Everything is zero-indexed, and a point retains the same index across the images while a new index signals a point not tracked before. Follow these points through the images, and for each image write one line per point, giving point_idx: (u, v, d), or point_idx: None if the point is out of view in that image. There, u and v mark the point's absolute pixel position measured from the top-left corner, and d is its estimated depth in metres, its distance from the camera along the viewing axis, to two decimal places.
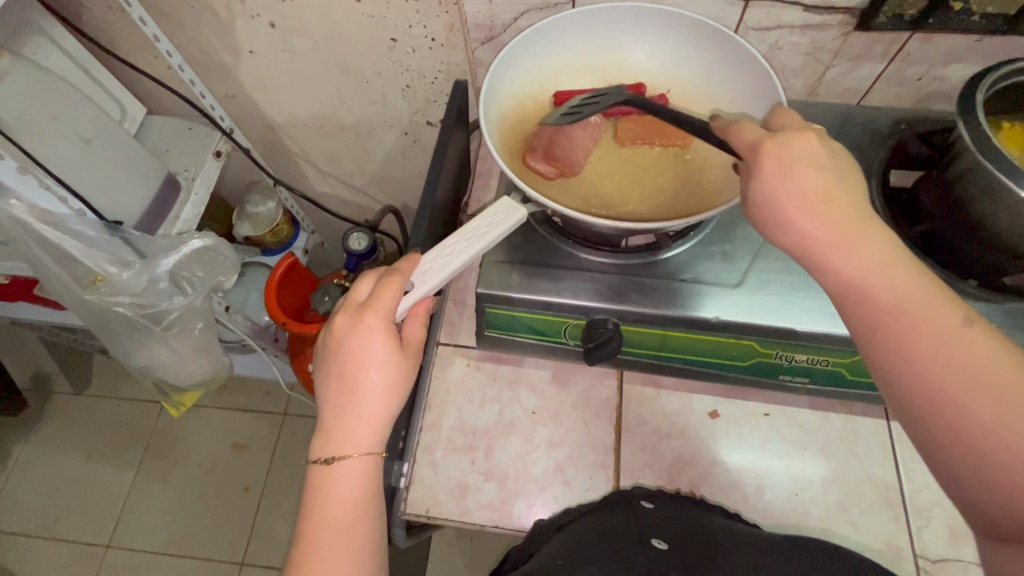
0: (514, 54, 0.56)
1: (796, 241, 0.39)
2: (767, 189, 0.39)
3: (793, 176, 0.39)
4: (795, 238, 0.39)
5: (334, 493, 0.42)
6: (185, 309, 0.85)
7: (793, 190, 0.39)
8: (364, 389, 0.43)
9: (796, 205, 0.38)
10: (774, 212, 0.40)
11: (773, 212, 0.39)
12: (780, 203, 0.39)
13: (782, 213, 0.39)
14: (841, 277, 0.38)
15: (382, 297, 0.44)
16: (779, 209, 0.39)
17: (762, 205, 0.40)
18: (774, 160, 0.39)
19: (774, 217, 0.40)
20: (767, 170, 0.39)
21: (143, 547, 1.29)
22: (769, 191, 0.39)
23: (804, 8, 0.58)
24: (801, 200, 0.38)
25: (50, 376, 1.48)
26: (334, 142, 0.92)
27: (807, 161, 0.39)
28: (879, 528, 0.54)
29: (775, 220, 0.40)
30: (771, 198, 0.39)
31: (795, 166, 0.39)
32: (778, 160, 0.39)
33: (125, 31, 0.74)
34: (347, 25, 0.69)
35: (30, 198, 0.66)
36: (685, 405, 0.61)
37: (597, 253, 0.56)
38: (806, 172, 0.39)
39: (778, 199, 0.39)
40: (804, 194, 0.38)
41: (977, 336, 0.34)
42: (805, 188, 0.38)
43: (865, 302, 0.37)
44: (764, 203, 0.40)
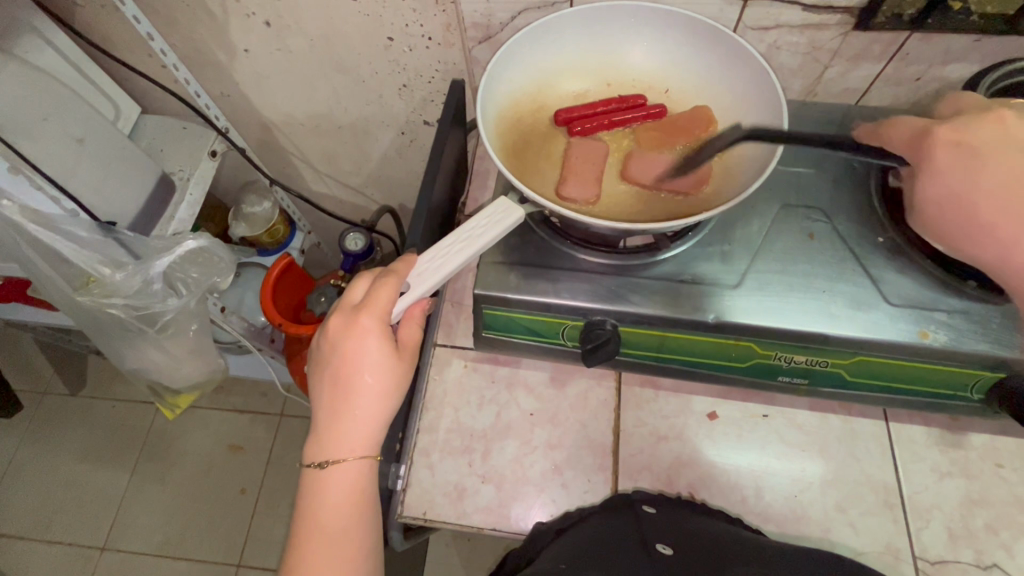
0: (512, 53, 0.56)
1: (986, 233, 0.43)
2: (933, 181, 0.46)
3: (977, 167, 0.43)
4: (975, 222, 0.43)
5: (328, 497, 0.41)
6: (179, 310, 0.84)
7: (974, 177, 0.43)
8: (359, 392, 0.43)
9: (989, 196, 0.42)
10: (953, 195, 0.44)
11: (960, 203, 0.44)
12: (958, 192, 0.44)
13: (959, 198, 0.44)
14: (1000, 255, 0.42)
15: (377, 299, 0.44)
16: (962, 201, 0.44)
17: (937, 186, 0.46)
18: (949, 146, 0.45)
19: (961, 206, 0.44)
20: (953, 164, 0.44)
21: (138, 549, 1.28)
22: (940, 181, 0.45)
23: (803, 7, 0.58)
24: (979, 188, 0.43)
25: (44, 377, 1.47)
26: (331, 142, 0.91)
27: (1000, 145, 0.43)
28: (878, 530, 0.54)
29: (956, 203, 0.44)
30: (952, 186, 0.44)
31: (979, 156, 0.44)
32: (955, 147, 0.45)
33: (119, 30, 0.73)
34: (343, 24, 0.69)
35: (21, 199, 0.65)
36: (684, 407, 0.60)
37: (595, 254, 0.56)
38: (1001, 162, 0.43)
39: (947, 184, 0.45)
40: (963, 187, 0.44)
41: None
42: (987, 181, 0.43)
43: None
44: (951, 191, 0.44)
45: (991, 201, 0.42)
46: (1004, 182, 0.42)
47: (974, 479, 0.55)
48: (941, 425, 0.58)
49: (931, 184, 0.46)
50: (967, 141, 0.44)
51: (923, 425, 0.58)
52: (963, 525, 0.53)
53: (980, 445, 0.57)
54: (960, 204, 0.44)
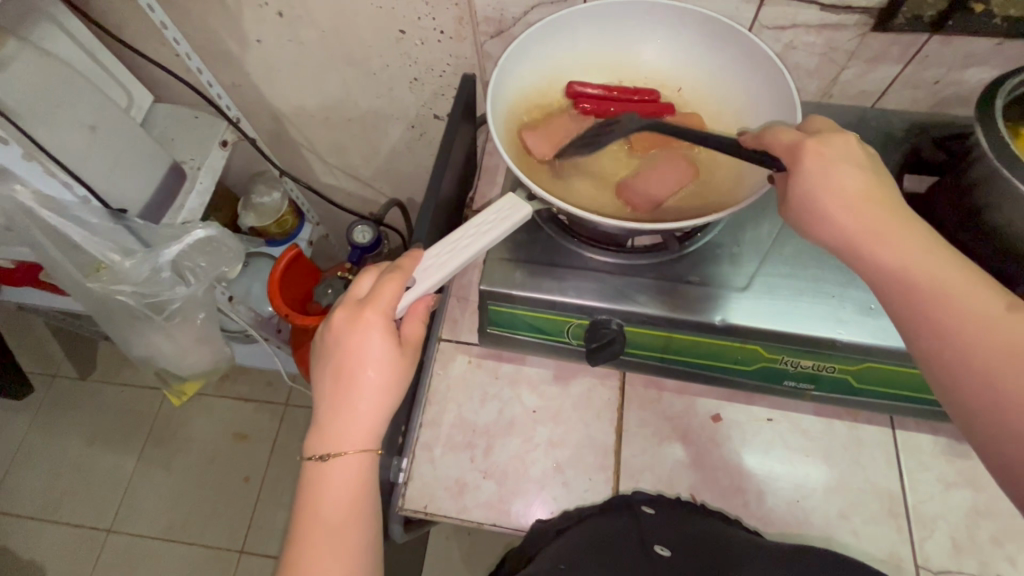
0: (523, 48, 0.56)
1: (828, 229, 0.40)
2: (798, 190, 0.41)
3: (824, 171, 0.40)
4: (832, 238, 0.40)
5: (329, 490, 0.42)
6: (187, 298, 0.85)
7: (829, 190, 0.40)
8: (361, 386, 0.43)
9: (830, 200, 0.40)
10: (810, 205, 0.41)
11: (813, 205, 0.41)
12: (820, 198, 0.40)
13: (813, 205, 0.41)
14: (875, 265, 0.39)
15: (382, 294, 0.44)
16: (814, 203, 0.41)
17: (800, 200, 0.41)
18: (813, 155, 0.41)
19: (810, 207, 0.41)
20: (807, 167, 0.41)
21: (144, 533, 1.29)
22: (806, 183, 0.41)
23: (821, 7, 0.57)
24: (839, 200, 0.40)
25: (55, 360, 1.48)
26: (341, 134, 0.91)
27: (841, 159, 0.41)
28: (880, 538, 0.53)
29: (811, 219, 0.41)
30: (810, 192, 0.41)
31: (829, 163, 0.40)
32: (817, 155, 0.41)
33: (133, 18, 0.73)
34: (355, 16, 0.69)
35: (34, 184, 0.64)
36: (689, 408, 0.60)
37: (603, 252, 0.55)
38: (837, 169, 0.40)
39: (817, 187, 0.41)
40: (831, 185, 0.40)
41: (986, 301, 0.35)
42: (839, 182, 0.40)
43: (919, 301, 0.37)
44: (804, 198, 0.41)
45: (851, 211, 0.39)
46: (845, 189, 0.40)
47: (981, 490, 0.55)
48: (950, 434, 0.57)
49: (798, 185, 0.41)
50: (824, 147, 0.41)
51: (931, 434, 0.57)
52: (968, 537, 0.53)
53: None
54: (806, 208, 0.41)
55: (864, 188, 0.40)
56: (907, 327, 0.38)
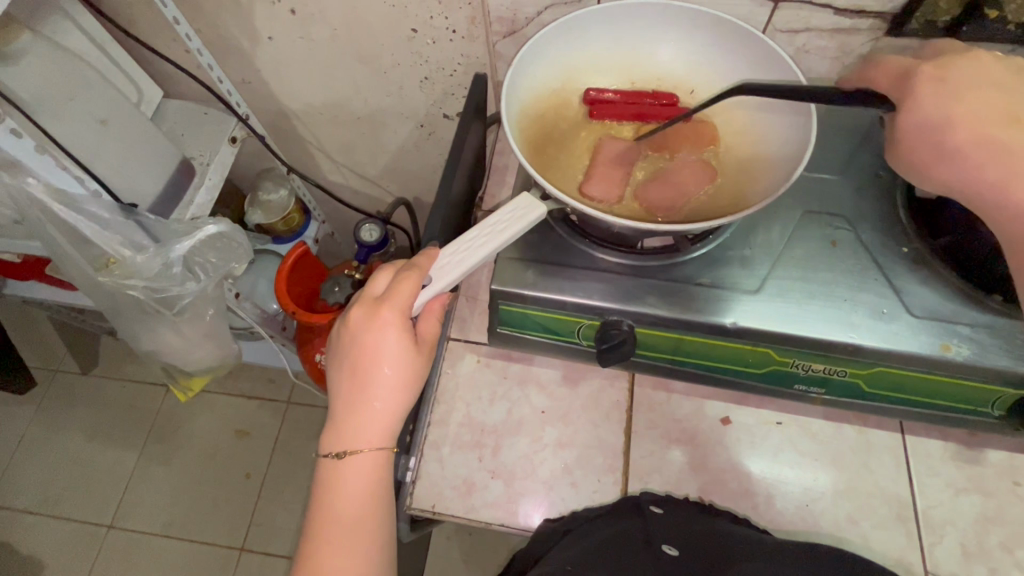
0: (537, 48, 0.55)
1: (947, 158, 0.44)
2: (921, 115, 0.45)
3: (956, 95, 0.44)
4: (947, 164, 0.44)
5: (345, 488, 0.42)
6: (197, 295, 0.84)
7: (961, 111, 0.43)
8: (377, 383, 0.42)
9: (963, 119, 0.43)
10: (930, 136, 0.44)
11: (941, 127, 0.44)
12: (945, 121, 0.44)
13: (944, 124, 0.44)
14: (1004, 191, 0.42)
15: (398, 291, 0.44)
16: (945, 126, 0.44)
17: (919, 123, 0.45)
18: (932, 81, 0.45)
19: (935, 133, 0.44)
20: (937, 91, 0.45)
21: (144, 529, 1.29)
22: (932, 109, 0.44)
23: (834, 11, 0.57)
24: (969, 121, 0.43)
25: (58, 355, 1.48)
26: (350, 132, 0.91)
27: (969, 83, 0.44)
28: (889, 543, 0.53)
29: (926, 147, 0.45)
30: (931, 119, 0.44)
31: (954, 86, 0.44)
32: (935, 81, 0.45)
33: (145, 13, 0.73)
34: (368, 14, 0.69)
35: (47, 178, 0.64)
36: (697, 411, 0.60)
37: (614, 254, 0.55)
38: (964, 93, 0.44)
39: (935, 114, 0.44)
40: (958, 114, 0.43)
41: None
42: (970, 104, 0.43)
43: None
44: (932, 118, 0.44)
45: (970, 129, 0.43)
46: (972, 111, 0.43)
47: (990, 496, 0.55)
48: (958, 440, 0.57)
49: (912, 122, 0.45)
50: (944, 77, 0.45)
51: (940, 439, 0.57)
52: (977, 542, 0.52)
53: (997, 462, 0.56)
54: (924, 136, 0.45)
55: (997, 104, 0.43)
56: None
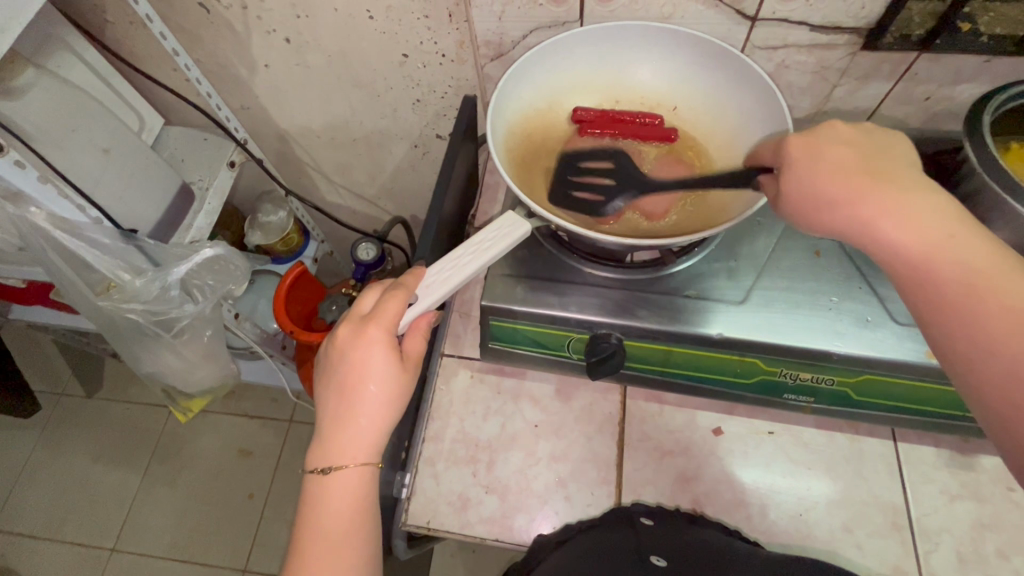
0: (523, 70, 0.57)
1: (837, 210, 0.41)
2: (794, 181, 0.42)
3: (830, 167, 0.41)
4: (847, 220, 0.40)
5: (330, 502, 0.42)
6: (195, 317, 0.86)
7: (834, 178, 0.41)
8: (363, 400, 0.43)
9: (833, 176, 0.41)
10: (809, 194, 0.42)
11: (805, 186, 0.42)
12: (816, 178, 0.42)
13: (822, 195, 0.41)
14: (894, 245, 0.39)
15: (385, 310, 0.45)
16: (814, 181, 0.42)
17: (800, 180, 0.42)
18: (801, 144, 0.43)
19: (806, 191, 0.42)
20: (794, 153, 0.43)
21: (147, 552, 1.29)
22: (810, 175, 0.42)
23: (811, 28, 0.58)
24: (838, 176, 0.41)
25: (62, 378, 1.50)
26: (346, 154, 0.93)
27: (839, 143, 0.42)
28: (885, 551, 0.53)
29: (813, 203, 0.42)
30: (808, 175, 0.42)
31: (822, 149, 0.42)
32: (805, 145, 0.43)
33: (147, 47, 0.76)
34: (360, 41, 0.71)
35: (49, 207, 0.66)
36: (690, 422, 0.60)
37: (602, 267, 0.56)
38: (832, 158, 0.41)
39: (812, 179, 0.42)
40: (833, 175, 0.41)
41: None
42: (833, 162, 0.41)
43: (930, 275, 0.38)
44: (798, 174, 0.42)
45: (848, 184, 0.40)
46: (850, 174, 0.40)
47: (985, 502, 0.55)
48: (952, 446, 0.57)
49: (793, 180, 0.43)
50: (816, 140, 0.43)
51: (933, 446, 0.58)
52: (974, 550, 0.52)
53: (992, 468, 0.56)
54: (819, 206, 0.41)
55: (863, 168, 0.41)
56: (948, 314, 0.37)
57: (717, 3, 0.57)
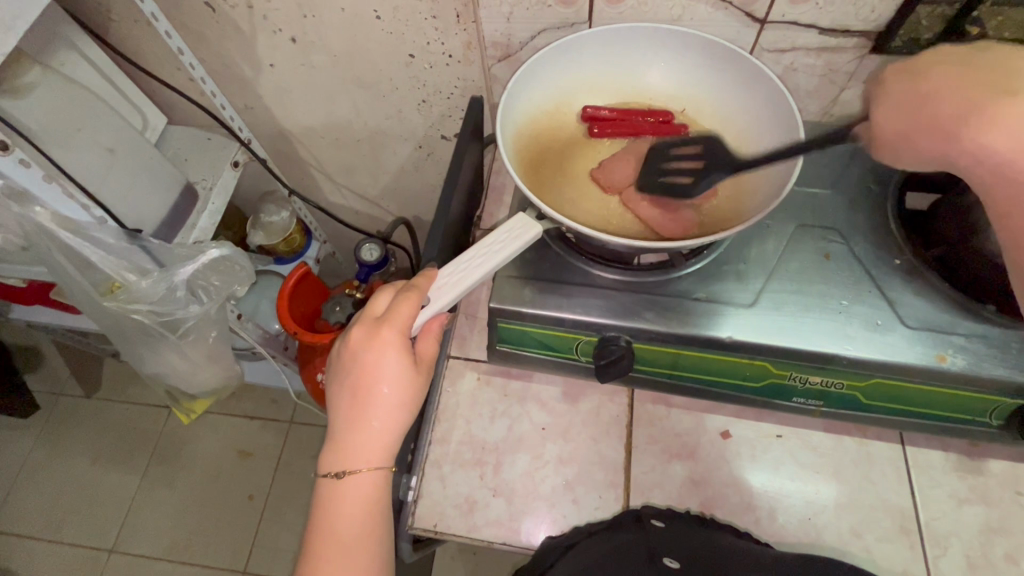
0: (531, 72, 0.57)
1: (925, 132, 0.42)
2: (885, 109, 0.45)
3: (933, 86, 0.42)
4: (936, 135, 0.41)
5: (343, 507, 0.42)
6: (200, 317, 0.85)
7: (931, 97, 0.42)
8: (376, 403, 0.43)
9: (932, 99, 0.42)
10: (904, 118, 0.43)
11: (911, 113, 0.43)
12: (918, 105, 0.43)
13: (913, 122, 0.43)
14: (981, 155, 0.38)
15: (398, 312, 0.45)
16: (917, 108, 0.43)
17: (891, 108, 0.45)
18: (903, 77, 0.45)
19: (911, 118, 0.43)
20: (899, 85, 0.45)
21: (147, 553, 1.29)
22: (893, 106, 0.44)
23: (819, 31, 0.58)
24: (940, 99, 0.41)
25: (61, 377, 1.49)
26: (350, 154, 0.92)
27: (956, 66, 0.42)
28: (894, 555, 0.53)
29: (904, 127, 0.43)
30: (913, 102, 0.43)
31: (923, 77, 0.43)
32: (907, 76, 0.45)
33: (152, 45, 0.76)
34: (367, 41, 0.70)
35: (54, 207, 0.66)
36: (698, 425, 0.60)
37: (610, 270, 0.56)
38: (943, 75, 0.42)
39: (898, 109, 0.44)
40: (918, 103, 0.43)
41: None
42: (941, 87, 0.42)
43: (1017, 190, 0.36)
44: (906, 99, 0.44)
45: (942, 100, 0.41)
46: (947, 91, 0.41)
47: (993, 507, 0.55)
48: (959, 450, 0.57)
49: (885, 109, 0.45)
50: (917, 69, 0.44)
51: (941, 450, 0.58)
52: (982, 554, 0.52)
53: (999, 472, 0.56)
54: (904, 136, 0.43)
55: (970, 81, 0.40)
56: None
57: (726, 6, 0.57)
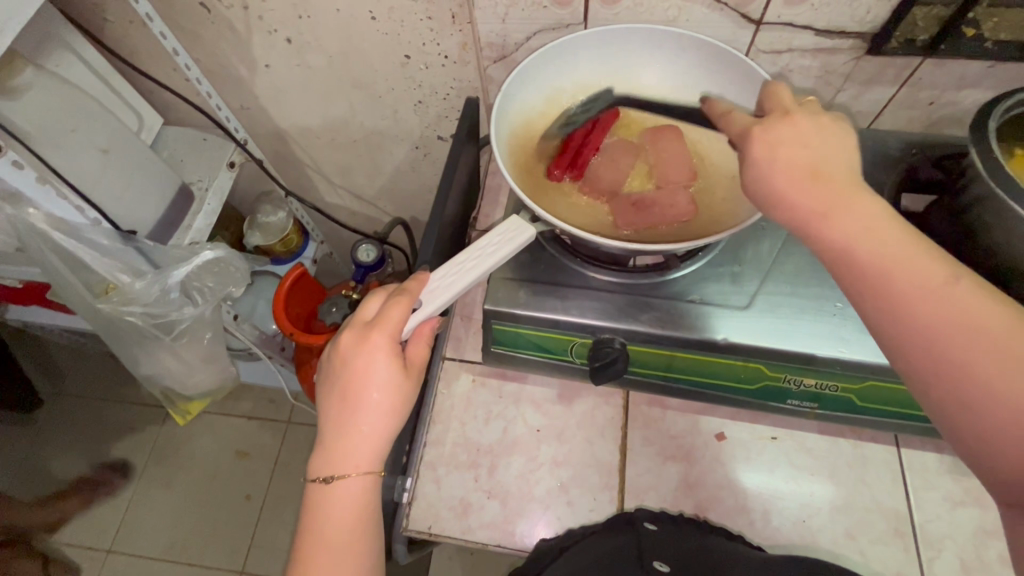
0: (526, 73, 0.57)
1: (777, 208, 0.39)
2: (750, 171, 0.40)
3: (781, 159, 0.39)
4: (790, 216, 0.39)
5: (332, 511, 0.42)
6: (195, 319, 0.85)
7: (784, 176, 0.39)
8: (366, 408, 0.43)
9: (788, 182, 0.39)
10: (762, 195, 0.40)
11: (766, 190, 0.39)
12: (769, 177, 0.39)
13: (767, 198, 0.40)
14: (837, 250, 0.37)
15: (389, 316, 0.45)
16: (771, 187, 0.39)
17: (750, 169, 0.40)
18: (759, 142, 0.40)
19: (766, 196, 0.40)
20: (754, 152, 0.40)
21: (144, 554, 1.29)
22: (760, 169, 0.40)
23: (816, 32, 0.58)
24: (787, 177, 0.39)
25: (59, 378, 1.49)
26: (346, 155, 0.92)
27: (793, 138, 0.40)
28: (888, 557, 0.53)
29: (763, 194, 0.40)
30: (760, 174, 0.40)
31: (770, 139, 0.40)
32: (762, 142, 0.40)
33: (146, 46, 0.75)
34: (362, 42, 0.70)
35: (47, 208, 0.66)
36: (693, 427, 0.60)
37: (604, 271, 0.56)
38: (793, 147, 0.39)
39: (765, 180, 0.40)
40: (772, 174, 0.39)
41: (965, 293, 0.34)
42: (787, 163, 0.39)
43: (867, 276, 0.36)
44: (756, 176, 0.40)
45: (792, 182, 0.38)
46: (798, 170, 0.39)
47: (988, 509, 0.54)
48: (955, 452, 0.57)
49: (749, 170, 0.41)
50: (766, 131, 0.40)
51: (936, 452, 0.57)
52: (976, 556, 0.52)
53: None
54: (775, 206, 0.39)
55: (808, 164, 0.39)
56: (874, 308, 0.36)
57: (722, 6, 0.57)
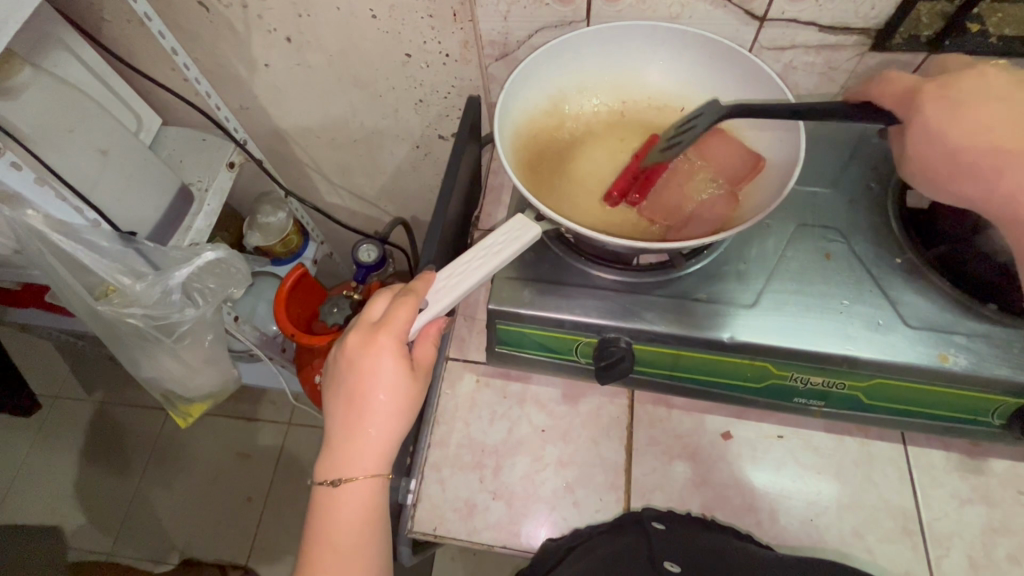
0: (529, 71, 0.57)
1: (947, 164, 0.43)
2: (917, 137, 0.45)
3: (956, 121, 0.43)
4: (960, 168, 0.43)
5: (339, 515, 0.42)
6: (196, 321, 0.84)
7: (965, 133, 0.42)
8: (373, 410, 0.43)
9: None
10: (936, 152, 0.44)
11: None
12: (943, 135, 0.43)
13: (939, 156, 0.44)
14: (1003, 200, 0.41)
15: (395, 317, 0.44)
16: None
17: (916, 129, 0.45)
18: (936, 100, 0.44)
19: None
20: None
21: (146, 556, 1.28)
22: (936, 133, 0.44)
23: (819, 29, 0.58)
24: (960, 132, 0.42)
25: (57, 381, 1.48)
26: (347, 154, 0.92)
27: (983, 95, 0.43)
28: (896, 556, 0.53)
29: (939, 151, 0.44)
30: (931, 133, 0.44)
31: (953, 102, 0.43)
32: (942, 100, 0.44)
33: (144, 46, 0.75)
34: (362, 40, 0.70)
35: (47, 209, 0.65)
36: (698, 426, 0.60)
37: (609, 270, 0.56)
38: (983, 104, 0.42)
39: (939, 139, 0.43)
40: (952, 131, 0.43)
41: None
42: (969, 119, 0.42)
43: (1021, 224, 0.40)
44: (929, 134, 0.44)
45: (963, 137, 0.42)
46: (978, 123, 0.42)
47: (995, 506, 0.54)
48: (961, 450, 0.57)
49: (913, 132, 0.45)
50: (951, 90, 0.44)
51: (943, 450, 0.57)
52: (985, 554, 0.52)
53: (1001, 472, 0.56)
54: (952, 161, 0.43)
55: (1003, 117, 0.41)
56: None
57: (725, 3, 0.57)
